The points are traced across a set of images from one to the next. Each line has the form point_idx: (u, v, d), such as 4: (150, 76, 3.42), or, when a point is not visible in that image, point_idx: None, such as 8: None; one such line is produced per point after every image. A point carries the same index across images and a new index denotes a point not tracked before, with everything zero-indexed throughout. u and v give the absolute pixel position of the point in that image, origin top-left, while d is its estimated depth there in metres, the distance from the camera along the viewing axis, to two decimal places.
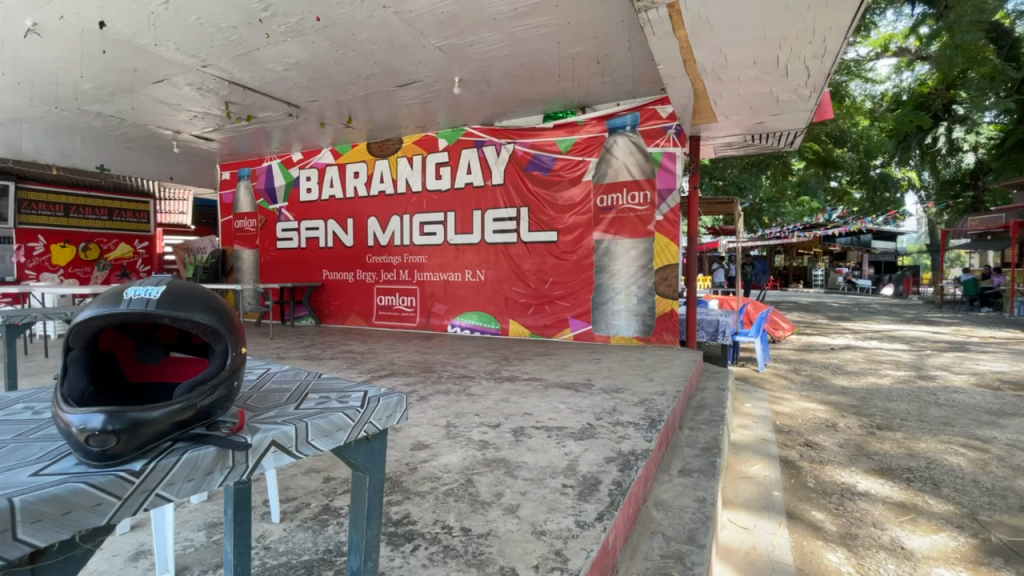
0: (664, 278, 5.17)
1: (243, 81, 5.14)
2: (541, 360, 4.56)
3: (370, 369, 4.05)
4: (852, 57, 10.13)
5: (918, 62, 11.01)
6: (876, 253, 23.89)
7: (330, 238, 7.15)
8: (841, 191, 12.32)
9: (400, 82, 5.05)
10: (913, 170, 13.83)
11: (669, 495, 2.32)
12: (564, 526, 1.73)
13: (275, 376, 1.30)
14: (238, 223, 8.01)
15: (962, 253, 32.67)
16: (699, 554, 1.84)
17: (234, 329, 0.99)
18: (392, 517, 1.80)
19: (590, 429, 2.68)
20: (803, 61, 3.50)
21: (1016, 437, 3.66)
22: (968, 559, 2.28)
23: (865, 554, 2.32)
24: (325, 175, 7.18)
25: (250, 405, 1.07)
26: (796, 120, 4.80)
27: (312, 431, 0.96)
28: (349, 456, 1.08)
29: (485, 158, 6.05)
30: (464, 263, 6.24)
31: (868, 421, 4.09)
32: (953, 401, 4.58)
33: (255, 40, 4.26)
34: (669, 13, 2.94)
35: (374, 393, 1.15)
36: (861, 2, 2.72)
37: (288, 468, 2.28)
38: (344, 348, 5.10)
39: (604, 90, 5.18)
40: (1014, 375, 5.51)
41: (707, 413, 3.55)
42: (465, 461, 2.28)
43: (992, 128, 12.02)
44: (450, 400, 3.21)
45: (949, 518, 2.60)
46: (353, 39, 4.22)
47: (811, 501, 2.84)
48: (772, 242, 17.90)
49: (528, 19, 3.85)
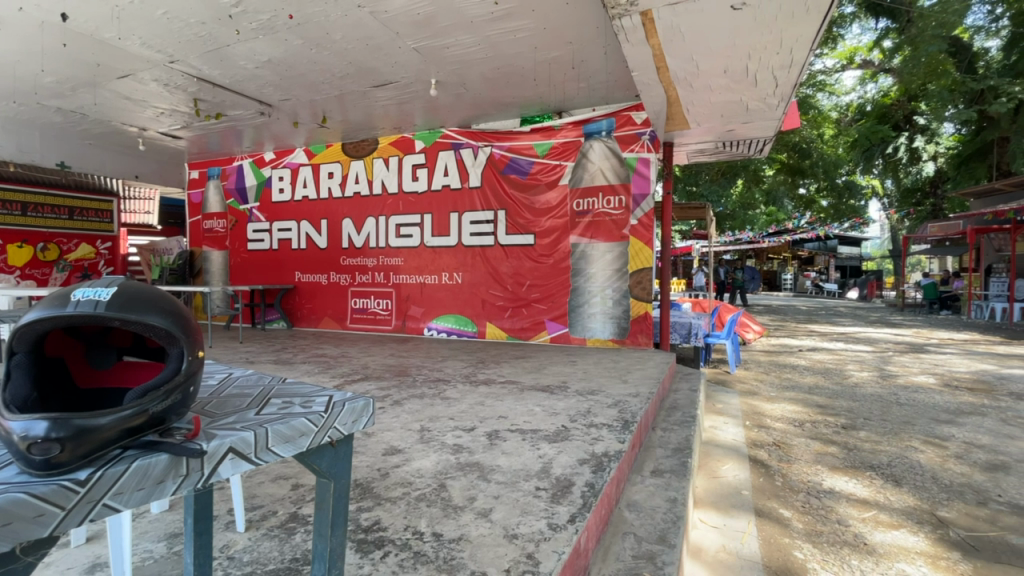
0: (638, 282, 5.24)
1: (212, 78, 5.01)
2: (517, 363, 4.56)
3: (343, 373, 3.99)
4: (820, 68, 10.56)
5: (881, 74, 11.56)
6: (842, 258, 24.77)
7: (303, 239, 7.01)
8: (809, 198, 12.76)
9: (375, 82, 5.00)
10: (876, 179, 14.42)
11: (641, 496, 2.34)
12: (536, 529, 1.73)
13: (237, 381, 1.26)
14: (207, 224, 7.79)
15: (922, 261, 34.07)
16: (670, 554, 1.86)
17: (191, 332, 0.96)
18: (361, 523, 1.77)
19: (564, 431, 2.69)
20: (771, 71, 3.61)
21: (972, 434, 3.83)
22: (928, 554, 2.35)
23: (830, 550, 2.39)
24: (298, 175, 7.04)
25: (207, 411, 1.03)
26: (765, 128, 4.94)
27: (273, 437, 0.94)
28: (313, 463, 1.06)
29: (462, 160, 6.04)
30: (441, 266, 6.20)
31: (834, 420, 4.22)
32: (913, 401, 4.74)
33: (225, 37, 4.16)
34: (642, 21, 2.99)
35: (340, 396, 1.13)
36: (826, 16, 2.82)
37: (254, 475, 2.22)
38: (317, 352, 5.00)
39: (579, 95, 5.23)
40: (971, 375, 5.75)
41: (679, 414, 3.61)
42: (439, 466, 2.25)
43: (951, 139, 12.64)
44: (425, 404, 3.18)
45: (908, 514, 2.70)
46: (327, 38, 4.16)
47: (778, 499, 2.90)
48: (744, 246, 18.39)
49: (505, 22, 3.86)
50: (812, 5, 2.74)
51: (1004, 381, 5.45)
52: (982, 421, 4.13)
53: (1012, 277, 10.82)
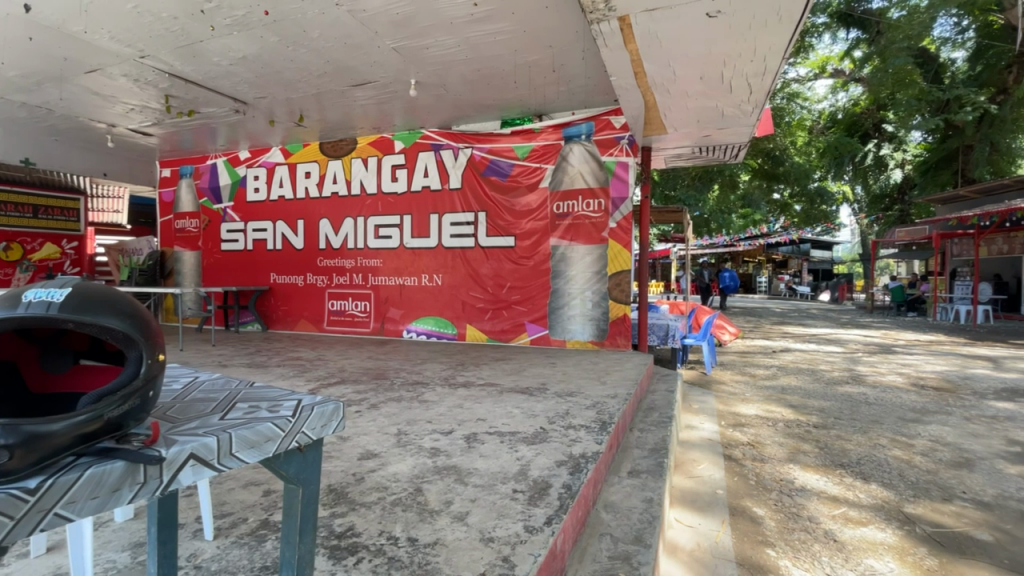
0: (617, 284, 5.29)
1: (185, 75, 4.88)
2: (497, 365, 4.55)
3: (319, 377, 3.92)
4: (793, 76, 10.87)
5: (851, 84, 11.99)
6: (815, 261, 25.47)
7: (279, 240, 6.87)
8: (783, 203, 13.09)
9: (354, 82, 4.94)
10: (848, 185, 14.88)
11: (618, 496, 2.36)
12: (512, 532, 1.72)
13: (203, 385, 1.23)
14: (178, 223, 7.58)
15: (889, 264, 35.19)
16: (646, 554, 1.88)
17: (151, 334, 0.93)
18: (334, 529, 1.74)
19: (543, 433, 2.69)
20: (745, 78, 3.69)
21: (936, 433, 3.95)
22: (896, 549, 2.41)
23: (801, 547, 2.43)
24: (274, 175, 6.91)
25: (169, 416, 1.00)
26: (740, 134, 5.04)
27: (236, 443, 0.91)
28: (280, 468, 1.03)
29: (443, 161, 6.01)
30: (421, 267, 6.15)
31: (806, 420, 4.32)
32: (882, 400, 4.88)
33: (198, 32, 4.06)
34: (620, 26, 3.01)
35: (309, 400, 1.10)
36: (797, 25, 2.90)
37: (225, 482, 2.16)
38: (292, 355, 4.91)
39: (559, 98, 5.27)
40: (937, 375, 5.95)
41: (657, 414, 3.66)
42: (415, 469, 2.23)
43: (917, 146, 13.10)
44: (402, 407, 3.14)
45: (877, 510, 2.77)
46: (304, 36, 4.10)
47: (752, 497, 2.95)
48: (720, 249, 18.75)
49: (485, 24, 3.86)
50: (785, 14, 2.81)
51: (968, 381, 5.63)
52: (947, 420, 4.27)
53: (975, 280, 11.24)
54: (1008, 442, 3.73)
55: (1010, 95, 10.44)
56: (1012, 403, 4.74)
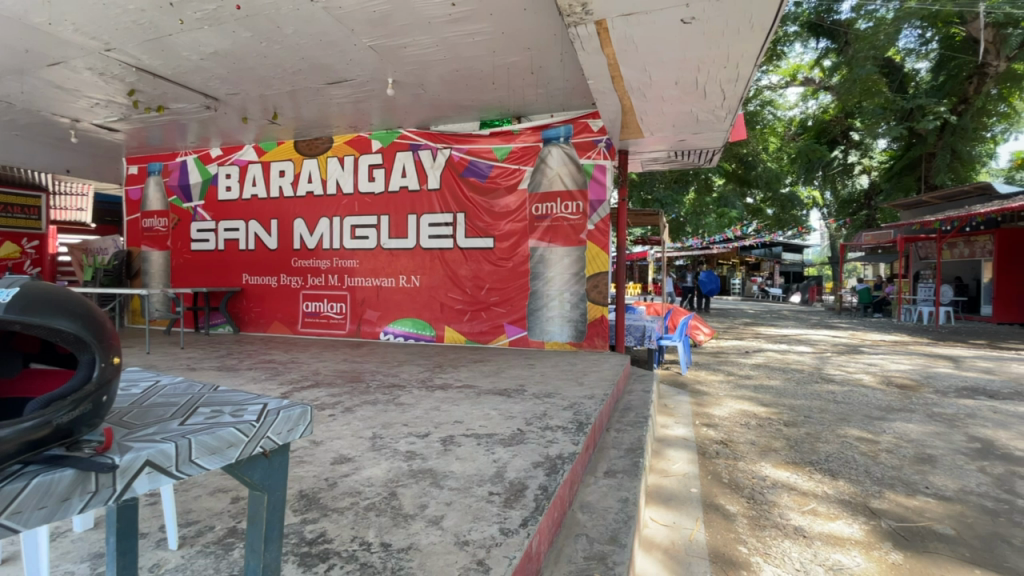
0: (595, 286, 5.33)
1: (153, 69, 4.73)
2: (475, 366, 4.53)
3: (292, 380, 3.83)
4: (766, 83, 11.23)
5: (820, 92, 12.45)
6: (786, 264, 26.22)
7: (251, 240, 6.71)
8: (756, 207, 13.46)
9: (330, 79, 4.87)
10: (817, 190, 15.37)
11: (594, 496, 2.37)
12: (487, 534, 1.71)
13: (164, 389, 1.18)
14: (146, 222, 7.34)
15: (858, 266, 36.16)
16: (621, 554, 1.89)
17: (106, 337, 0.89)
18: (305, 536, 1.70)
19: (520, 435, 2.68)
20: (719, 84, 3.77)
21: (901, 430, 4.08)
22: (862, 543, 2.48)
23: (772, 543, 2.48)
24: (246, 173, 6.75)
25: (125, 422, 0.96)
26: (714, 139, 5.14)
27: (196, 449, 0.88)
28: (243, 475, 1.00)
29: (421, 162, 5.96)
30: (398, 268, 6.08)
31: (778, 418, 4.42)
32: (849, 398, 5.03)
33: (167, 26, 3.94)
34: (597, 30, 3.04)
35: (275, 405, 1.07)
36: (768, 32, 2.97)
37: (192, 488, 2.09)
38: (265, 358, 4.79)
39: (538, 100, 5.29)
40: (901, 374, 6.16)
41: (633, 414, 3.70)
42: (390, 474, 2.19)
43: (883, 154, 13.63)
44: (378, 410, 3.10)
45: (844, 506, 2.84)
46: (277, 32, 4.02)
47: (725, 495, 2.99)
48: (696, 251, 19.12)
49: (463, 25, 3.85)
50: (756, 21, 2.87)
51: (930, 380, 5.84)
52: (911, 417, 4.43)
53: (936, 283, 11.69)
54: (968, 438, 3.89)
55: (970, 105, 10.93)
56: (971, 401, 4.94)
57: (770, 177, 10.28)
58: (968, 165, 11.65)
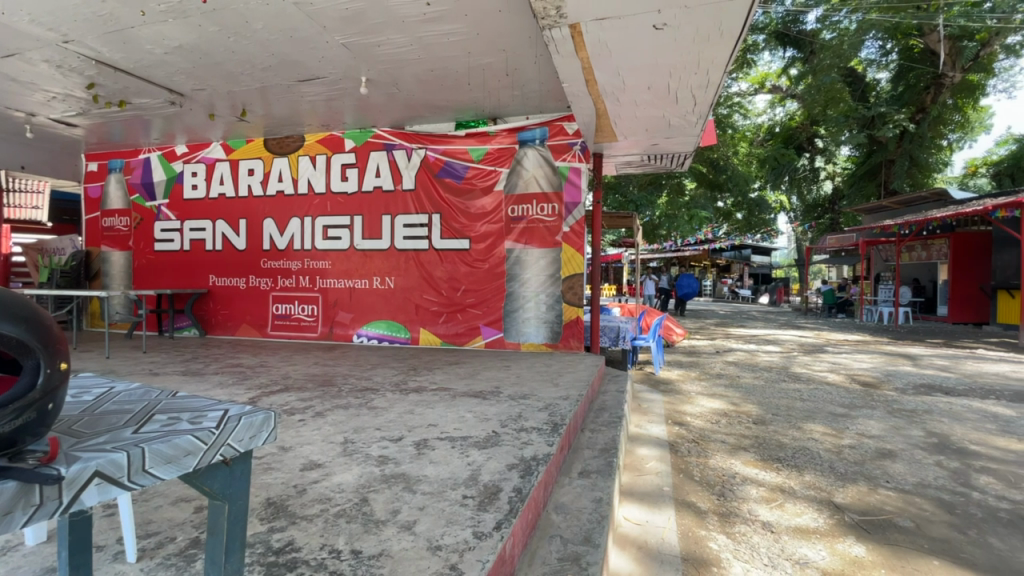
0: (570, 287, 5.37)
1: (115, 62, 4.54)
2: (450, 369, 4.49)
3: (260, 385, 3.73)
4: (737, 89, 11.58)
5: (786, 99, 12.92)
6: (755, 266, 27.02)
7: (219, 240, 6.52)
8: (726, 210, 13.84)
9: (301, 77, 4.77)
10: (784, 195, 15.87)
11: (568, 497, 2.38)
12: (460, 539, 1.69)
13: (118, 396, 1.13)
14: (106, 222, 7.04)
15: (822, 270, 37.71)
16: (594, 554, 1.90)
17: (51, 342, 0.84)
18: (271, 545, 1.65)
19: (494, 437, 2.67)
20: (690, 90, 3.85)
21: (863, 426, 4.22)
22: (827, 537, 2.55)
23: (742, 539, 2.52)
24: (213, 171, 6.55)
25: (74, 431, 0.91)
26: (685, 143, 5.24)
27: (151, 458, 0.84)
28: (203, 484, 0.97)
29: (395, 162, 5.89)
30: (372, 270, 5.99)
31: (747, 415, 4.53)
32: (814, 396, 5.20)
33: (128, 18, 3.79)
34: (571, 33, 3.06)
35: (236, 410, 1.04)
36: (738, 39, 3.05)
37: (153, 499, 2.01)
38: (232, 362, 4.65)
39: (514, 102, 5.30)
40: (864, 373, 6.38)
41: (607, 415, 3.73)
42: (361, 479, 2.15)
43: (846, 160, 14.17)
44: (350, 414, 3.04)
45: (809, 501, 2.93)
46: (246, 27, 3.91)
47: (696, 492, 3.03)
48: (669, 253, 19.46)
49: (438, 25, 3.83)
50: (725, 29, 2.95)
51: (889, 378, 6.08)
52: (872, 413, 4.60)
53: (896, 284, 12.18)
54: (926, 433, 4.06)
55: (928, 114, 11.46)
56: (927, 397, 5.17)
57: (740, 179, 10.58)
58: (925, 172, 12.20)
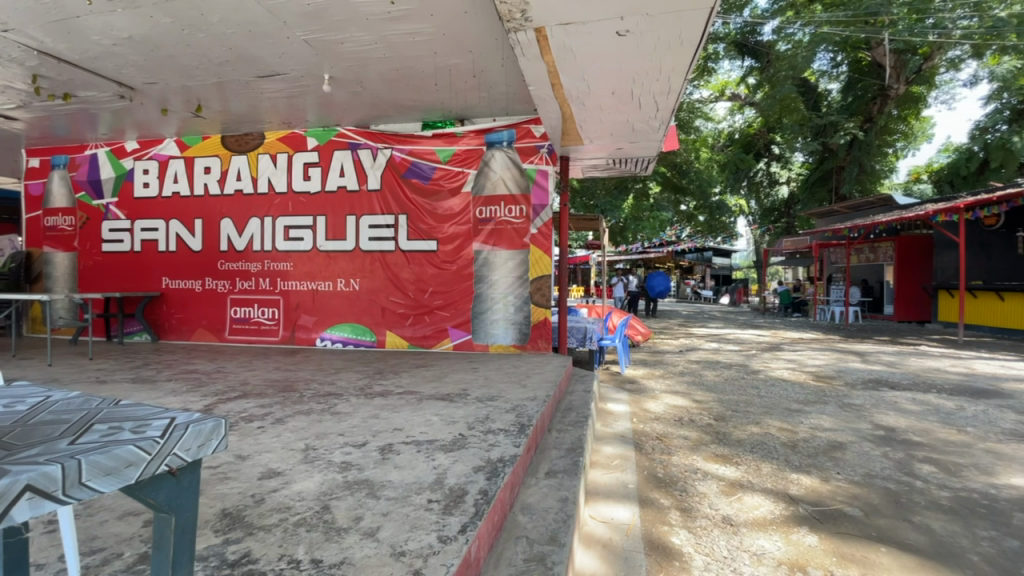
0: (538, 288, 5.40)
1: (57, 53, 4.29)
2: (417, 372, 4.43)
3: (217, 392, 3.58)
4: (699, 96, 11.98)
5: (745, 106, 13.45)
6: (716, 268, 27.95)
7: (172, 241, 6.24)
8: (688, 214, 14.28)
9: (261, 72, 4.62)
10: (743, 199, 16.49)
11: (535, 498, 2.39)
12: (425, 543, 1.68)
13: (55, 406, 1.06)
14: (48, 221, 6.63)
15: (778, 270, 39.44)
16: (559, 553, 1.92)
17: None
18: (226, 558, 1.59)
19: (461, 440, 2.65)
20: (653, 96, 3.94)
21: (816, 420, 4.42)
22: (784, 529, 2.65)
23: (702, 534, 2.59)
24: (167, 169, 6.27)
25: (2, 444, 0.85)
26: (649, 148, 5.37)
27: (88, 470, 0.79)
28: (147, 496, 0.92)
29: (360, 161, 5.79)
30: (336, 271, 5.86)
31: (708, 412, 4.67)
32: (770, 392, 5.41)
33: (72, 6, 3.59)
34: (537, 37, 3.08)
35: (184, 418, 0.99)
36: (698, 47, 3.14)
37: (96, 514, 1.91)
38: (187, 368, 4.46)
39: (481, 103, 5.30)
40: (818, 369, 6.68)
41: (574, 414, 3.77)
42: (323, 486, 2.10)
43: (800, 166, 14.83)
44: (312, 421, 2.96)
45: (766, 493, 3.04)
46: (201, 20, 3.77)
47: (660, 489, 3.10)
48: (634, 255, 19.89)
49: (403, 24, 3.79)
50: (685, 37, 3.04)
51: (841, 374, 6.39)
52: (824, 408, 4.82)
53: (846, 284, 12.77)
54: (873, 426, 4.27)
55: (875, 123, 12.10)
56: (875, 392, 5.45)
57: (703, 182, 10.91)
58: (873, 178, 12.69)
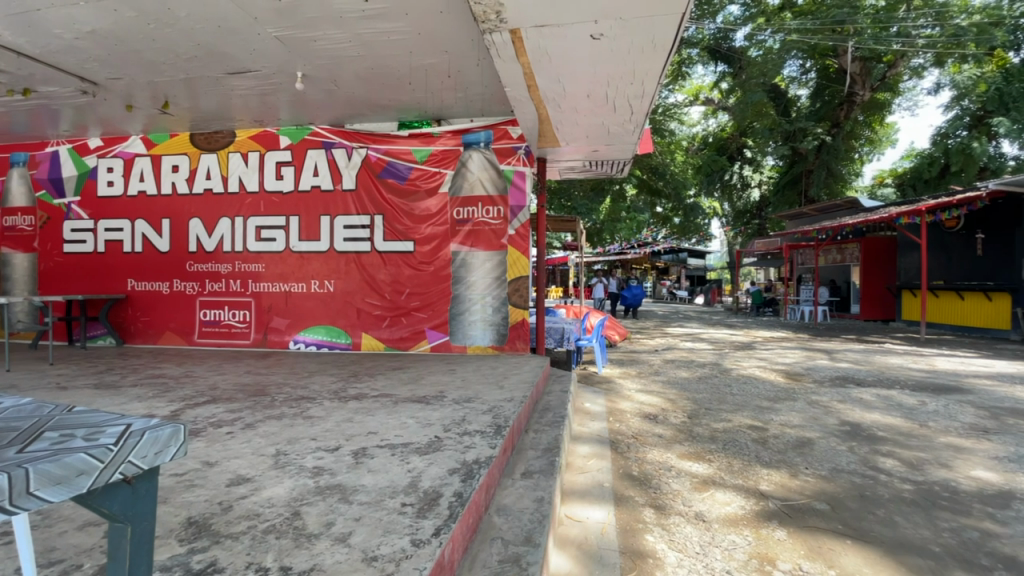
0: (516, 289, 5.41)
1: (13, 45, 4.10)
2: (393, 374, 4.39)
3: (184, 397, 3.48)
4: (674, 100, 12.20)
5: (718, 110, 13.78)
6: (691, 269, 28.45)
7: (139, 241, 6.04)
8: (664, 215, 14.51)
9: (231, 69, 4.52)
10: (717, 201, 16.83)
11: (510, 499, 2.39)
12: (397, 547, 1.66)
13: (0, 413, 1.01)
14: (6, 221, 6.35)
15: (749, 270, 40.47)
16: (534, 554, 1.93)
17: None
18: (191, 567, 1.54)
19: (437, 442, 2.64)
20: (627, 99, 4.00)
21: (785, 417, 4.54)
22: (753, 523, 2.72)
23: (675, 530, 2.64)
24: (132, 167, 6.07)
25: None
26: (624, 150, 5.43)
27: (36, 479, 0.75)
28: (100, 506, 0.89)
29: (334, 160, 5.71)
30: (310, 272, 5.76)
31: (682, 410, 4.75)
32: (742, 390, 5.54)
33: None
34: (512, 39, 3.09)
35: (140, 424, 0.96)
36: (671, 51, 3.20)
37: (55, 525, 1.83)
38: (154, 373, 4.32)
39: (458, 103, 5.28)
40: (788, 367, 6.86)
41: (551, 414, 3.79)
42: (294, 492, 2.06)
43: (771, 170, 15.20)
44: (284, 425, 2.90)
45: (737, 489, 3.11)
46: (169, 15, 3.66)
47: (635, 488, 3.14)
48: (612, 257, 20.10)
49: (378, 23, 3.75)
50: (659, 42, 3.10)
51: (809, 371, 6.58)
52: (794, 405, 4.96)
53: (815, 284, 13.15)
54: (840, 422, 4.42)
55: (841, 128, 12.53)
56: (842, 389, 5.63)
57: (678, 183, 11.11)
58: (839, 182, 13.22)
